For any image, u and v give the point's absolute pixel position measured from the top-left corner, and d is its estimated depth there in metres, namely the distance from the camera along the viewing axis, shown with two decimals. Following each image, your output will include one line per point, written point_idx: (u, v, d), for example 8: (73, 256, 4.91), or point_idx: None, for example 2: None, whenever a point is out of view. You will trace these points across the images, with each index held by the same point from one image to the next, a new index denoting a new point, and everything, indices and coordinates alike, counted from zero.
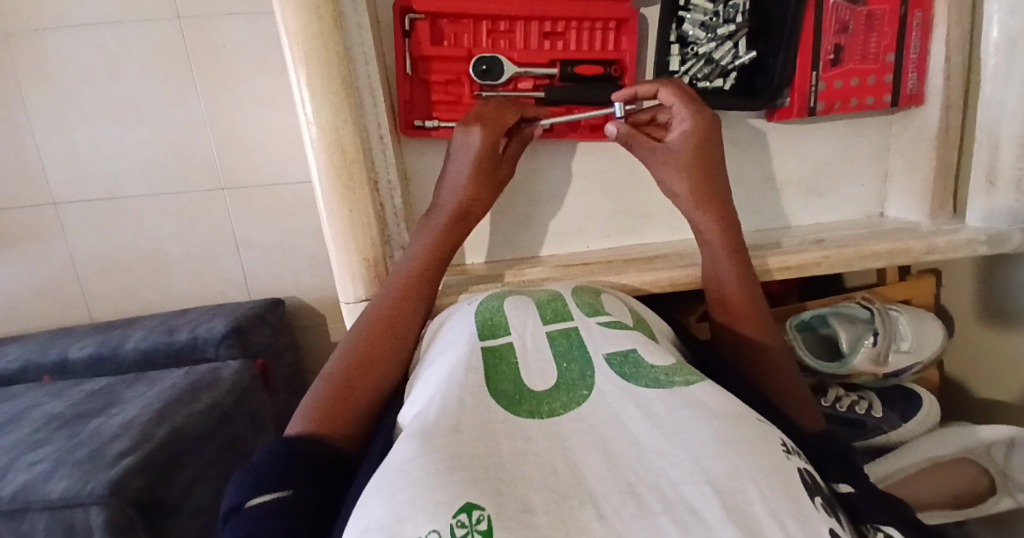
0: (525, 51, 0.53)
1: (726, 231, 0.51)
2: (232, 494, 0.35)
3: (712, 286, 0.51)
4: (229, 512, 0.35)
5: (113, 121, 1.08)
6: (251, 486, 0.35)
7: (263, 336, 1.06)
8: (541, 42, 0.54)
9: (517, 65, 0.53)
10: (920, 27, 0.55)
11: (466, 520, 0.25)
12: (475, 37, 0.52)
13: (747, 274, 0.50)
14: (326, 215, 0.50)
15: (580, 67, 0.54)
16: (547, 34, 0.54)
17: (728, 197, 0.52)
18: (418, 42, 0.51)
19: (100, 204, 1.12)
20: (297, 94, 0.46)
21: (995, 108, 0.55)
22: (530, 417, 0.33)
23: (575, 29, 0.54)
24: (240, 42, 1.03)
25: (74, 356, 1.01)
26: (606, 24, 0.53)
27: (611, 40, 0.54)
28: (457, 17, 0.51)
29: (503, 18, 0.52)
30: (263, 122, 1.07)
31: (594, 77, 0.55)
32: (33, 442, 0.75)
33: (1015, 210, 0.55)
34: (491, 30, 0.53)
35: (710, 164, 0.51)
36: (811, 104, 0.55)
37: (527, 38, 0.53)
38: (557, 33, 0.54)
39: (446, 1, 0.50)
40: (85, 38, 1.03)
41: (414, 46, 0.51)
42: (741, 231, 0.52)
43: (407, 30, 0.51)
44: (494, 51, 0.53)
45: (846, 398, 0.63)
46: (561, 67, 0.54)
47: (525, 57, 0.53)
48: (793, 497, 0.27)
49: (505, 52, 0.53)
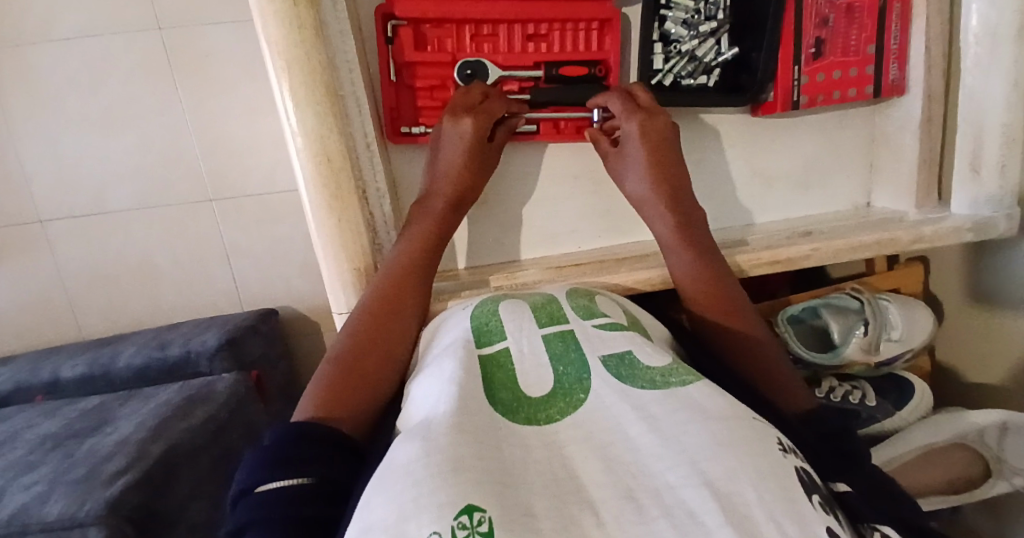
0: (509, 55, 0.53)
1: (683, 228, 0.52)
2: (244, 474, 0.37)
3: (681, 286, 0.51)
4: (241, 492, 0.36)
5: (97, 134, 1.07)
6: (264, 468, 0.36)
7: (257, 347, 1.05)
8: (524, 45, 0.54)
9: (502, 69, 0.54)
10: (900, 18, 0.56)
11: (467, 522, 0.24)
12: (459, 42, 0.52)
13: (714, 266, 0.51)
14: (316, 225, 0.49)
15: (565, 69, 0.54)
16: (530, 37, 0.54)
17: (687, 193, 0.53)
18: (402, 48, 0.51)
19: (87, 219, 1.11)
20: (281, 104, 0.46)
21: (977, 97, 0.55)
22: (528, 424, 0.34)
23: (558, 31, 0.54)
24: (223, 51, 1.02)
25: (66, 374, 1.00)
26: (590, 24, 0.53)
27: (595, 40, 0.54)
28: (440, 22, 0.51)
29: (486, 22, 0.52)
30: (249, 131, 1.07)
31: (580, 78, 0.55)
32: (27, 463, 0.74)
33: (998, 196, 0.56)
34: (475, 34, 0.53)
35: (674, 160, 0.53)
36: (796, 98, 0.55)
37: (511, 41, 0.53)
38: (541, 35, 0.54)
39: (427, 6, 0.49)
40: (66, 51, 1.02)
41: (398, 52, 0.51)
42: (703, 225, 0.53)
43: (390, 37, 0.50)
44: (479, 55, 0.53)
45: (840, 388, 0.64)
46: (546, 69, 0.54)
47: (509, 60, 0.53)
48: (790, 497, 0.27)
49: (489, 56, 0.53)
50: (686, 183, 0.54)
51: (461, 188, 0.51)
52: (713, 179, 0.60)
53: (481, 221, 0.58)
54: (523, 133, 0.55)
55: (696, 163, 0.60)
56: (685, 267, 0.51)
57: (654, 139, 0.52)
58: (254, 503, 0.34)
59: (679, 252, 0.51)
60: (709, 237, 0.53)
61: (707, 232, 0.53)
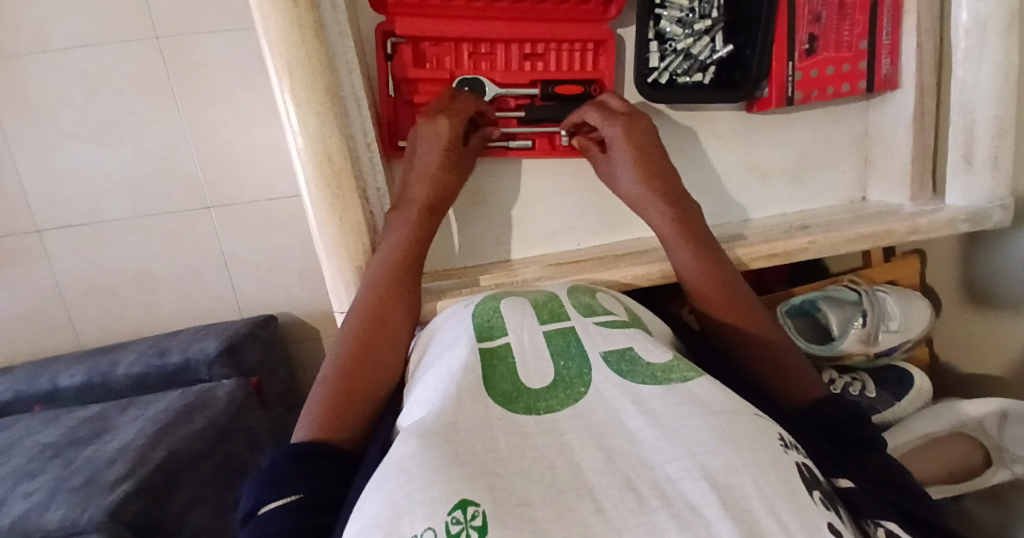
0: (506, 73, 0.54)
1: (680, 223, 0.52)
2: (247, 496, 0.37)
3: (685, 280, 0.51)
4: (246, 516, 0.36)
5: (93, 142, 1.06)
6: (263, 487, 0.36)
7: (256, 353, 1.05)
8: (521, 64, 0.55)
9: (499, 86, 0.55)
10: (891, 14, 0.56)
11: (461, 517, 0.25)
12: (457, 59, 0.53)
13: (715, 260, 0.51)
14: (317, 225, 0.49)
15: (561, 87, 0.55)
16: (527, 56, 0.55)
17: (679, 191, 0.54)
18: (402, 64, 0.52)
19: (83, 228, 1.11)
20: (283, 104, 0.46)
21: (968, 91, 0.56)
22: (527, 413, 0.33)
23: (555, 50, 0.55)
24: (219, 59, 1.03)
25: (64, 383, 0.99)
26: (585, 44, 0.54)
27: (590, 60, 0.55)
28: (439, 40, 0.52)
29: (484, 40, 0.53)
30: (247, 137, 1.07)
31: (576, 97, 0.56)
32: (26, 471, 0.74)
33: (992, 189, 0.57)
34: (473, 53, 0.54)
35: (660, 165, 0.53)
36: (790, 94, 0.56)
37: (508, 60, 0.54)
38: (538, 54, 0.55)
39: (428, 24, 0.51)
40: (62, 60, 1.02)
41: (397, 68, 0.52)
42: (698, 218, 0.53)
43: (390, 54, 0.51)
44: (477, 73, 0.54)
45: (840, 380, 0.64)
46: (543, 87, 0.55)
47: (506, 78, 0.54)
48: (790, 489, 0.27)
49: (486, 74, 0.54)
50: (679, 183, 0.54)
51: (440, 185, 0.51)
52: (709, 176, 0.61)
53: (480, 221, 0.59)
54: (517, 148, 0.56)
55: (692, 160, 0.60)
56: (688, 262, 0.51)
57: (640, 140, 0.52)
58: (257, 522, 0.34)
59: (680, 247, 0.51)
60: (708, 232, 0.53)
61: (705, 227, 0.53)
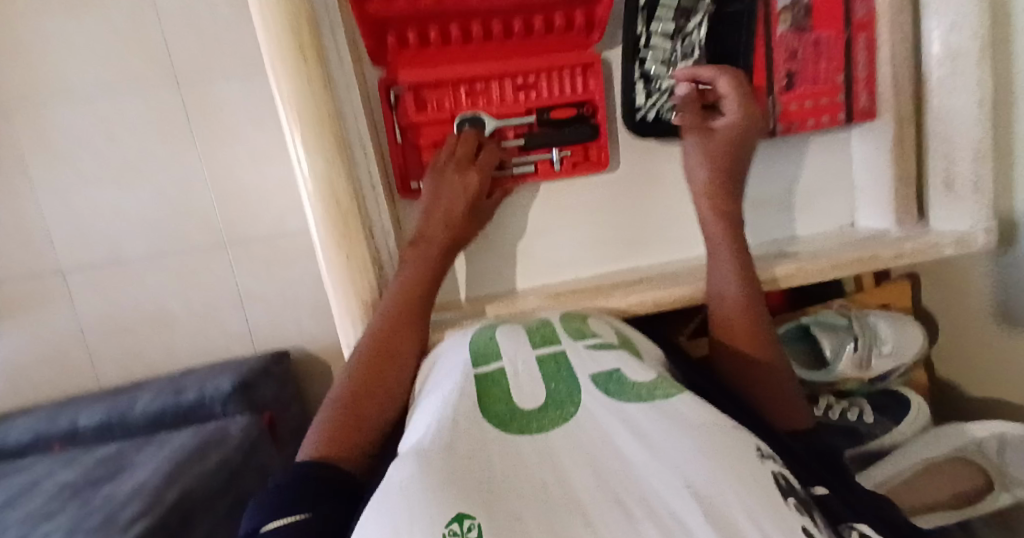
0: (503, 105, 0.57)
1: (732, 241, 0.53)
2: (249, 521, 0.38)
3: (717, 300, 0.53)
4: None
5: (116, 187, 1.12)
6: (265, 513, 0.37)
7: (270, 390, 1.07)
8: (516, 95, 0.57)
9: (497, 118, 0.57)
10: (866, 49, 0.59)
11: (456, 529, 0.26)
12: (456, 100, 0.56)
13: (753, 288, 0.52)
14: (325, 262, 0.52)
15: (556, 112, 0.57)
16: (520, 87, 0.57)
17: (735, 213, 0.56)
18: (405, 111, 0.54)
19: (103, 268, 1.15)
20: (293, 149, 0.49)
21: (946, 120, 0.58)
22: (520, 434, 0.35)
23: (546, 80, 0.57)
24: (237, 105, 1.09)
25: (83, 423, 1.02)
26: (574, 69, 0.56)
27: (581, 83, 0.57)
28: (437, 85, 0.55)
29: (478, 79, 0.56)
30: (261, 177, 1.12)
31: (570, 120, 0.58)
32: (44, 513, 0.75)
33: (976, 211, 0.58)
34: (469, 92, 0.56)
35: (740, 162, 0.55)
36: (772, 125, 0.59)
37: (503, 92, 0.57)
38: (530, 84, 0.57)
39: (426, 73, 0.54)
40: (90, 111, 1.08)
41: (401, 115, 0.55)
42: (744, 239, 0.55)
43: (393, 103, 0.54)
44: (476, 110, 0.56)
45: (839, 405, 0.65)
46: (538, 114, 0.57)
47: (503, 110, 0.57)
48: (772, 500, 0.28)
49: (484, 109, 0.56)
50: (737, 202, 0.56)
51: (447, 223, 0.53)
52: None
53: (481, 254, 0.61)
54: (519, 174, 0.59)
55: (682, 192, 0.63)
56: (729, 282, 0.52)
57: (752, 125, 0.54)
58: None
59: (723, 264, 0.53)
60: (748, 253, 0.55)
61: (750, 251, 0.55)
